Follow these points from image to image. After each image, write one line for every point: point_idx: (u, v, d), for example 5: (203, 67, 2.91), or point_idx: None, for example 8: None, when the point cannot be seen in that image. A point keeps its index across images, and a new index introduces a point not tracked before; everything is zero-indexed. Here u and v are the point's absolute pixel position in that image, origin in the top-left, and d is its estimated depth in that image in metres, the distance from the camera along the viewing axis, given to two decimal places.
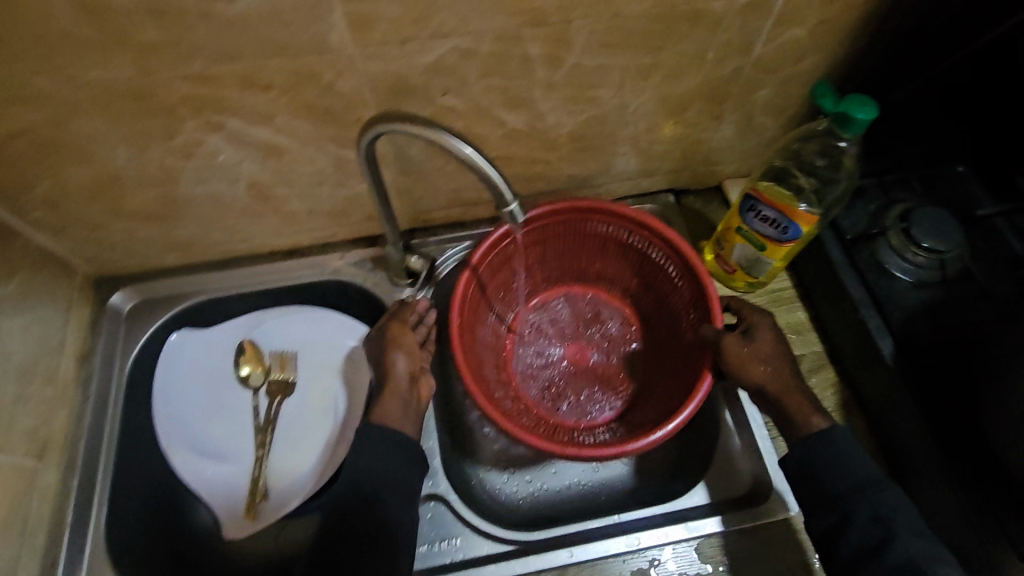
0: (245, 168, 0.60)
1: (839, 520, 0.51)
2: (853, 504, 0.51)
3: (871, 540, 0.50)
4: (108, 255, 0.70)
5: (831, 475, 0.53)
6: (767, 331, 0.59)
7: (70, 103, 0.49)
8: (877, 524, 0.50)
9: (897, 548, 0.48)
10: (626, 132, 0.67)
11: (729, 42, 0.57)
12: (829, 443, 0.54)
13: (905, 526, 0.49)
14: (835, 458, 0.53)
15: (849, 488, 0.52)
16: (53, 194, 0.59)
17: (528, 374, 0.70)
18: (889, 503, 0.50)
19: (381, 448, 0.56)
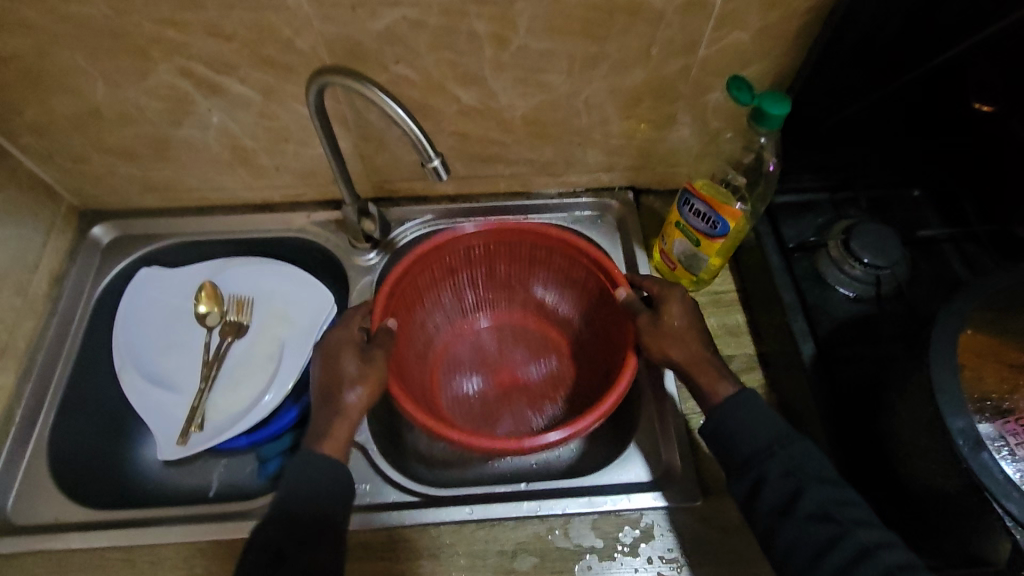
0: (214, 115, 0.65)
1: (752, 481, 0.52)
2: (763, 462, 0.52)
3: (782, 498, 0.51)
4: (92, 189, 0.75)
5: (745, 436, 0.54)
6: (684, 317, 0.62)
7: (54, 35, 0.55)
8: (785, 480, 0.51)
9: (807, 500, 0.50)
10: (580, 122, 0.70)
11: (673, 39, 0.59)
12: (742, 405, 0.55)
13: (812, 476, 0.51)
14: (748, 422, 0.55)
15: (760, 449, 0.53)
16: (41, 122, 0.64)
17: (456, 404, 0.71)
18: (799, 459, 0.52)
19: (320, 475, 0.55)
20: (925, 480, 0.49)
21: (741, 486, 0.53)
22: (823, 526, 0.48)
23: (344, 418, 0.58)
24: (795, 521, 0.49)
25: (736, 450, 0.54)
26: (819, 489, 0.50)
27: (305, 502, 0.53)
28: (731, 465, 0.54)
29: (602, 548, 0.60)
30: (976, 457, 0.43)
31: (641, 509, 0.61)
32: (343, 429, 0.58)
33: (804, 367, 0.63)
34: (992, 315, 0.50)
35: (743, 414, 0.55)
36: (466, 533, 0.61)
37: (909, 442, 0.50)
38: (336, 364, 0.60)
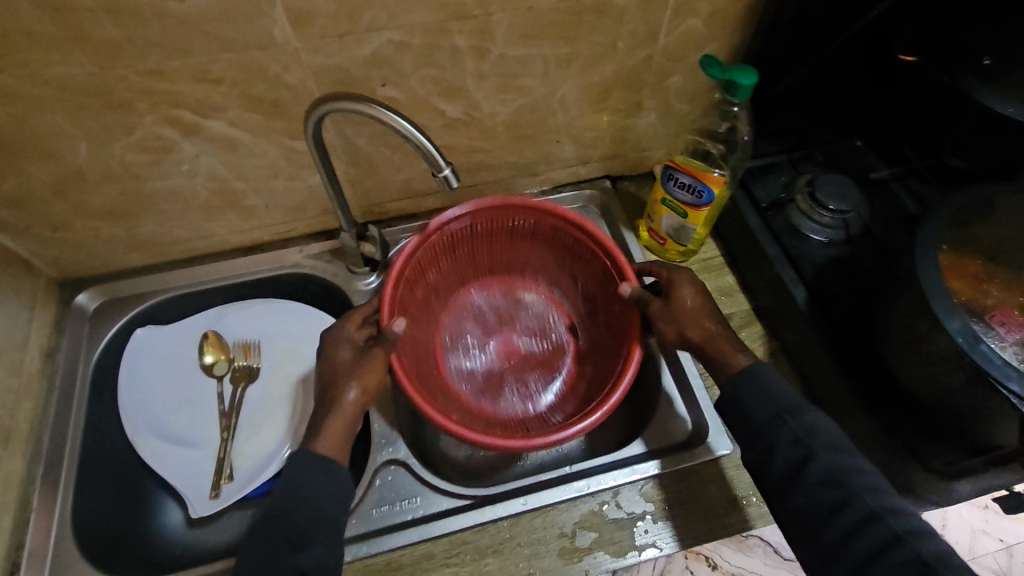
0: (201, 161, 0.65)
1: (765, 451, 0.56)
2: (774, 430, 0.56)
3: (794, 461, 0.54)
4: (71, 256, 0.73)
5: (755, 410, 0.58)
6: (695, 294, 0.65)
7: (34, 100, 0.54)
8: (797, 447, 0.55)
9: (816, 465, 0.53)
10: (556, 120, 0.74)
11: (636, 32, 0.64)
12: (750, 379, 0.59)
13: (821, 444, 0.55)
14: (755, 392, 0.58)
15: (772, 417, 0.57)
16: (17, 193, 0.62)
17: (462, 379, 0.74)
18: (807, 427, 0.56)
19: (307, 475, 0.54)
20: (934, 385, 0.55)
21: (752, 455, 0.57)
22: (831, 490, 0.52)
23: (339, 417, 0.58)
24: (806, 484, 0.53)
25: (751, 419, 0.57)
26: (827, 456, 0.54)
27: (295, 503, 0.53)
28: (746, 436, 0.58)
29: (654, 510, 0.63)
30: (977, 349, 0.49)
31: (680, 469, 0.65)
32: (338, 426, 0.58)
33: (801, 310, 0.68)
34: (953, 232, 0.58)
35: (751, 386, 0.59)
36: (524, 524, 0.62)
37: (911, 353, 0.56)
38: (330, 366, 0.61)
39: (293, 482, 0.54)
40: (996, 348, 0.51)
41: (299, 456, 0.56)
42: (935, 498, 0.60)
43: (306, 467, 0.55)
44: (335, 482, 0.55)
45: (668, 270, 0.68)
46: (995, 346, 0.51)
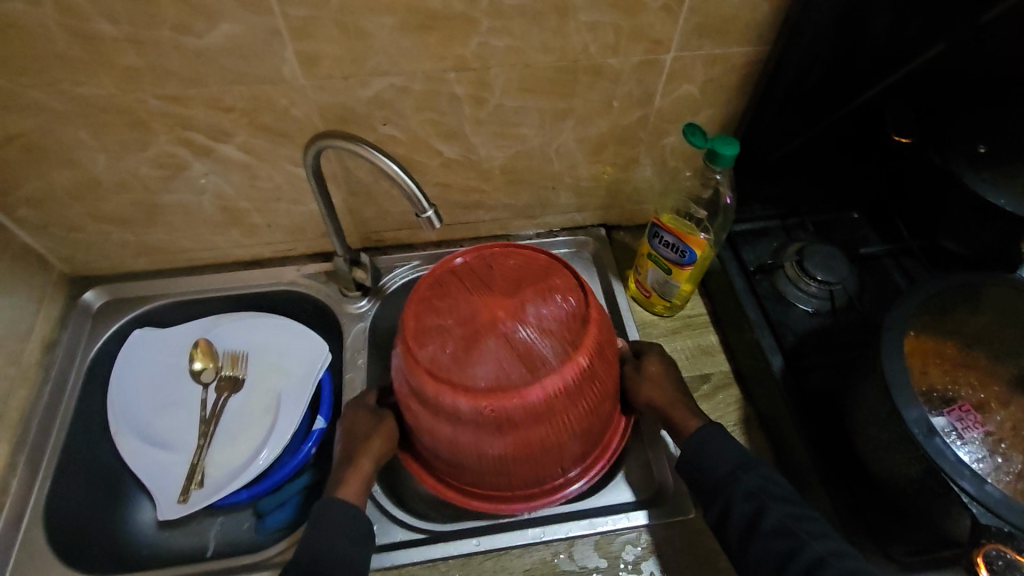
0: (209, 179, 0.69)
1: (721, 508, 0.56)
2: (729, 486, 0.56)
3: (748, 516, 0.54)
4: (83, 255, 0.77)
5: (713, 461, 0.58)
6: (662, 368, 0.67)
7: (60, 113, 0.59)
8: (750, 501, 0.55)
9: (769, 517, 0.53)
10: (552, 168, 0.76)
11: (630, 93, 0.67)
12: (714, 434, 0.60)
13: (774, 497, 0.55)
14: (718, 447, 0.59)
15: (729, 470, 0.57)
16: (39, 195, 0.67)
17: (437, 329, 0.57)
18: (759, 481, 0.56)
19: (344, 521, 0.56)
20: (889, 472, 0.55)
21: (713, 510, 0.57)
22: (781, 541, 0.52)
23: (359, 469, 0.60)
24: (760, 537, 0.53)
25: (707, 475, 0.58)
26: (778, 508, 0.53)
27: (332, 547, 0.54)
28: (704, 493, 0.58)
29: (605, 566, 0.62)
30: (931, 442, 0.49)
31: (639, 527, 0.64)
32: (358, 480, 0.60)
33: (775, 379, 0.68)
34: (926, 318, 0.57)
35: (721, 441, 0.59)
36: (475, 566, 0.62)
37: (869, 436, 0.56)
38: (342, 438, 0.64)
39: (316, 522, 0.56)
40: (955, 447, 0.50)
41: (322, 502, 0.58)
42: None
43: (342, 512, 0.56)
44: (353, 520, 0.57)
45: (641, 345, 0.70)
46: (953, 443, 0.50)
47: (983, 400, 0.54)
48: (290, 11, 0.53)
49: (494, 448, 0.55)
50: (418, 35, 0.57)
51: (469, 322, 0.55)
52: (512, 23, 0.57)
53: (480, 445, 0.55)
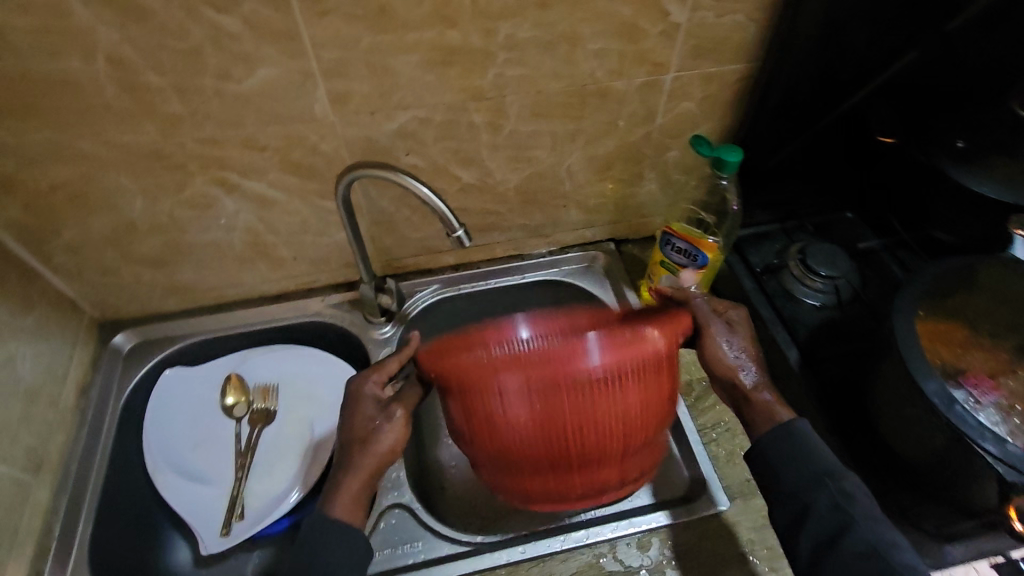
0: (240, 216, 0.72)
1: (796, 517, 0.53)
2: (813, 491, 0.53)
3: (827, 531, 0.52)
4: (113, 300, 0.79)
5: (784, 472, 0.55)
6: (752, 345, 0.62)
7: (103, 161, 0.62)
8: (836, 513, 0.52)
9: (854, 537, 0.50)
10: (564, 187, 0.80)
11: (635, 112, 0.72)
12: (782, 441, 0.56)
13: (862, 513, 0.52)
14: (783, 454, 0.56)
15: (811, 477, 0.54)
16: (76, 241, 0.70)
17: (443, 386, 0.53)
18: (846, 493, 0.53)
19: (333, 543, 0.52)
20: (919, 449, 0.57)
21: (784, 516, 0.54)
22: (868, 564, 0.49)
23: (357, 471, 0.56)
24: (840, 555, 0.50)
25: (781, 486, 0.54)
26: (866, 529, 0.51)
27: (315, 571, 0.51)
28: (775, 499, 0.55)
29: (652, 564, 0.63)
30: (953, 411, 0.52)
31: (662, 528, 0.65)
32: (354, 485, 0.55)
33: (796, 374, 0.71)
34: (931, 302, 0.60)
35: (791, 445, 0.56)
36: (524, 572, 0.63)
37: (895, 416, 0.59)
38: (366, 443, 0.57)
39: (317, 546, 0.52)
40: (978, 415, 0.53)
41: (317, 513, 0.54)
42: (932, 559, 0.59)
43: (332, 531, 0.53)
44: (359, 548, 0.53)
45: (726, 308, 0.63)
46: (977, 413, 0.53)
47: (995, 371, 0.58)
48: (324, 54, 0.57)
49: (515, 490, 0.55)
50: (440, 70, 0.61)
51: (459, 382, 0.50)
52: (526, 54, 0.62)
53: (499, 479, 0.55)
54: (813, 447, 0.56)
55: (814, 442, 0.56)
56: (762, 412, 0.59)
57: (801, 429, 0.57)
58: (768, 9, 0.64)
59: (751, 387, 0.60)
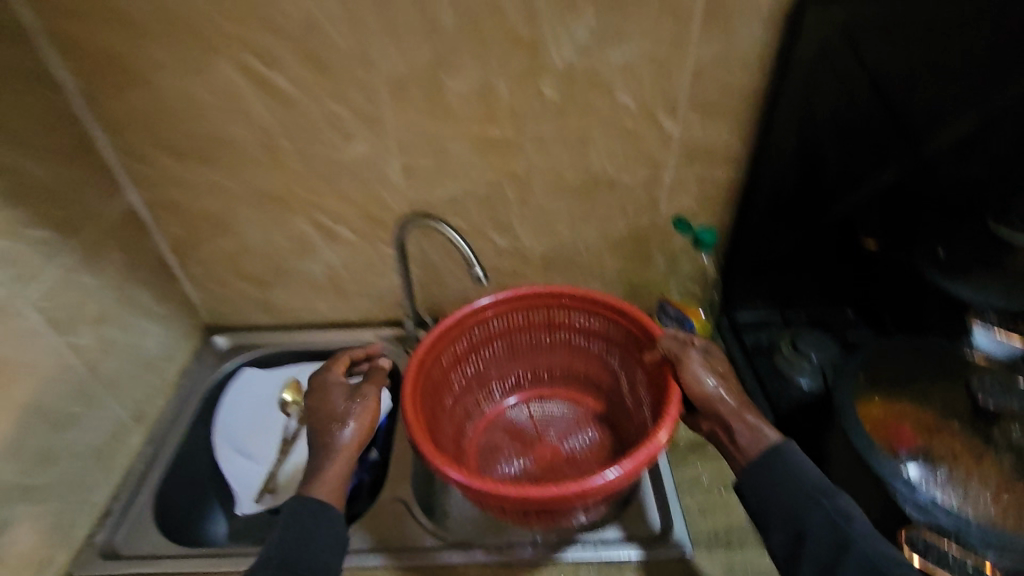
0: (323, 251, 0.93)
1: (794, 535, 0.57)
2: (809, 512, 0.57)
3: (829, 553, 0.55)
4: (220, 308, 1.02)
5: (777, 499, 0.59)
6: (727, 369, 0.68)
7: (239, 199, 0.87)
8: (833, 529, 0.56)
9: (852, 554, 0.54)
10: (581, 259, 0.95)
11: (640, 202, 0.88)
12: (768, 468, 0.60)
13: (856, 531, 0.55)
14: (772, 481, 0.60)
15: (804, 499, 0.58)
16: (207, 257, 0.94)
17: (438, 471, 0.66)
18: (842, 511, 0.57)
19: (322, 527, 0.60)
20: None
21: (783, 537, 0.58)
22: None
23: (334, 460, 0.65)
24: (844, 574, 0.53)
25: (780, 504, 0.58)
26: (862, 546, 0.54)
27: (299, 549, 0.58)
28: (777, 522, 0.58)
29: None
30: (874, 459, 0.63)
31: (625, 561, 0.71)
32: (336, 469, 0.64)
33: None
34: (876, 387, 0.71)
35: (779, 468, 0.60)
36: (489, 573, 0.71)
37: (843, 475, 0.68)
38: (322, 453, 0.66)
39: (303, 524, 0.60)
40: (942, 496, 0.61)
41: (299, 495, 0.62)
42: None
43: (321, 517, 0.61)
44: (341, 535, 0.61)
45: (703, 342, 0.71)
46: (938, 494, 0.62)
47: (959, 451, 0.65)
48: (400, 137, 0.80)
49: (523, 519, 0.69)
50: (483, 155, 0.82)
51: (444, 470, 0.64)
52: (549, 148, 0.81)
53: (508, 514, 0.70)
54: (806, 464, 0.60)
55: (801, 461, 0.60)
56: (750, 432, 0.63)
57: (790, 451, 0.61)
58: (747, 129, 0.80)
59: (739, 411, 0.64)
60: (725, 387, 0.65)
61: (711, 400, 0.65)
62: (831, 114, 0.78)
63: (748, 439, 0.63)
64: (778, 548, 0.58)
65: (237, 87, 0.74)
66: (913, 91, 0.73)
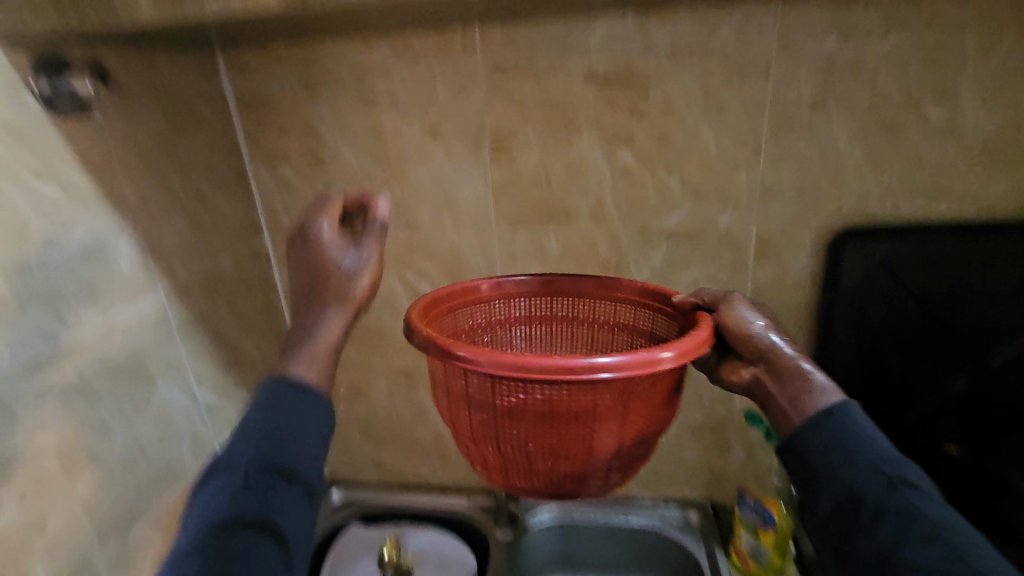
0: (435, 420, 1.08)
1: (843, 501, 0.50)
2: (866, 479, 0.49)
3: (893, 532, 0.47)
4: (342, 463, 1.16)
5: (834, 459, 0.51)
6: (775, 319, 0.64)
7: (376, 372, 1.06)
8: (898, 500, 0.48)
9: (920, 529, 0.46)
10: (663, 443, 1.02)
11: (716, 393, 0.97)
12: (824, 423, 0.53)
13: (920, 505, 0.48)
14: (827, 438, 0.52)
15: (861, 460, 0.50)
16: (341, 418, 1.12)
17: (458, 397, 0.55)
18: (908, 478, 0.49)
19: (310, 410, 0.50)
20: None
21: (826, 505, 0.51)
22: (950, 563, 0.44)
23: (324, 321, 0.54)
24: (908, 550, 0.46)
25: (838, 469, 0.50)
26: (930, 520, 0.47)
27: (281, 453, 0.47)
28: (824, 493, 0.51)
29: None
30: None
31: None
32: (324, 359, 0.53)
33: None
34: None
35: (830, 426, 0.53)
36: None
37: None
38: (310, 328, 0.54)
39: (279, 406, 0.49)
40: None
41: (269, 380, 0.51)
42: None
43: (310, 404, 0.50)
44: (321, 413, 0.50)
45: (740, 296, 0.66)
46: None
47: None
48: None
49: (537, 468, 0.55)
50: None
51: (464, 387, 0.54)
52: None
53: (520, 466, 0.56)
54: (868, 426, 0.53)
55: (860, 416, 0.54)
56: (801, 376, 0.57)
57: (847, 409, 0.54)
58: (806, 334, 0.91)
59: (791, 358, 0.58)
60: (776, 331, 0.60)
61: (759, 343, 0.60)
62: (885, 322, 0.85)
63: (794, 387, 0.57)
64: (821, 521, 0.51)
65: (394, 292, 0.99)
66: (968, 312, 0.82)
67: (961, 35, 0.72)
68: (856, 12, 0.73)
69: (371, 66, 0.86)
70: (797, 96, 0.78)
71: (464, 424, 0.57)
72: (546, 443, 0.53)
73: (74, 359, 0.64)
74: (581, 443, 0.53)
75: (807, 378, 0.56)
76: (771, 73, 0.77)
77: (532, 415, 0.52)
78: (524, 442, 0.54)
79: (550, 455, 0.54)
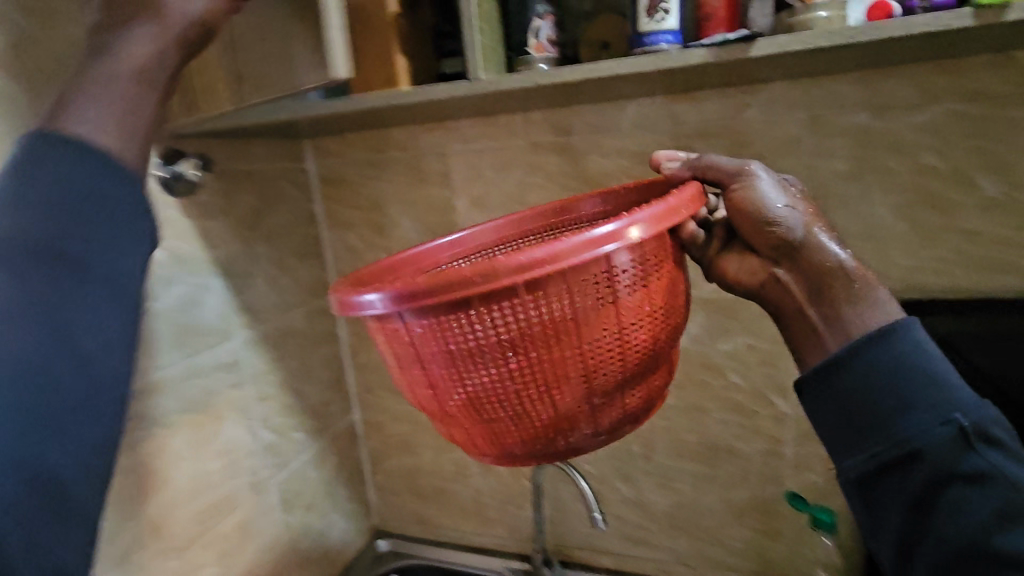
0: (475, 477, 1.10)
1: (884, 437, 0.43)
2: (909, 413, 0.43)
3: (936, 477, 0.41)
4: (390, 515, 1.20)
5: (875, 389, 0.44)
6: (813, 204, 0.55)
7: (422, 427, 1.12)
8: (954, 442, 0.41)
9: (981, 479, 0.40)
10: (708, 523, 0.97)
11: (763, 471, 0.92)
12: (870, 343, 0.46)
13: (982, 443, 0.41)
14: (871, 361, 0.45)
15: (911, 390, 0.43)
16: (390, 470, 1.17)
17: (416, 352, 0.52)
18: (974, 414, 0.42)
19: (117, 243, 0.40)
20: None
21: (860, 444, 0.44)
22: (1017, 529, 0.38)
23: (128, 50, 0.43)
24: (948, 502, 0.40)
25: (877, 400, 0.44)
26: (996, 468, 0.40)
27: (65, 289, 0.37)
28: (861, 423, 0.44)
29: None
30: None
31: None
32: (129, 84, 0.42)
33: None
34: None
35: (887, 353, 0.45)
36: None
37: None
38: (116, 46, 0.43)
39: (91, 176, 0.39)
40: None
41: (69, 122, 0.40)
42: None
43: (119, 202, 0.40)
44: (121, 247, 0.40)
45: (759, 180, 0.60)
46: None
47: None
48: None
49: (525, 416, 0.52)
50: None
51: (422, 342, 0.51)
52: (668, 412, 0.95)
53: (499, 408, 0.52)
54: (929, 350, 0.45)
55: (915, 337, 0.45)
56: (835, 279, 0.50)
57: (909, 328, 0.46)
58: None
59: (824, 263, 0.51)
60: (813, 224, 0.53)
61: (786, 236, 0.53)
62: None
63: (821, 293, 0.51)
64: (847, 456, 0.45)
65: None
66: None
67: (1009, 106, 0.70)
68: (887, 87, 0.74)
69: (428, 148, 0.97)
70: (832, 171, 0.78)
71: (443, 394, 0.54)
72: (530, 381, 0.50)
73: (161, 394, 0.78)
74: (562, 376, 0.50)
75: (847, 281, 0.50)
76: (801, 148, 0.78)
77: (508, 353, 0.49)
78: (504, 389, 0.51)
79: (531, 392, 0.51)
